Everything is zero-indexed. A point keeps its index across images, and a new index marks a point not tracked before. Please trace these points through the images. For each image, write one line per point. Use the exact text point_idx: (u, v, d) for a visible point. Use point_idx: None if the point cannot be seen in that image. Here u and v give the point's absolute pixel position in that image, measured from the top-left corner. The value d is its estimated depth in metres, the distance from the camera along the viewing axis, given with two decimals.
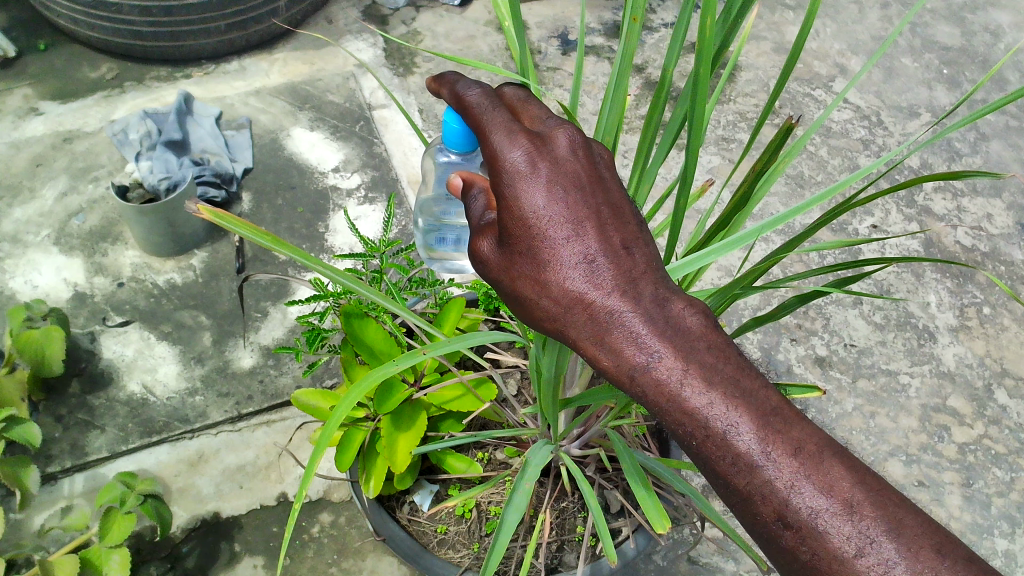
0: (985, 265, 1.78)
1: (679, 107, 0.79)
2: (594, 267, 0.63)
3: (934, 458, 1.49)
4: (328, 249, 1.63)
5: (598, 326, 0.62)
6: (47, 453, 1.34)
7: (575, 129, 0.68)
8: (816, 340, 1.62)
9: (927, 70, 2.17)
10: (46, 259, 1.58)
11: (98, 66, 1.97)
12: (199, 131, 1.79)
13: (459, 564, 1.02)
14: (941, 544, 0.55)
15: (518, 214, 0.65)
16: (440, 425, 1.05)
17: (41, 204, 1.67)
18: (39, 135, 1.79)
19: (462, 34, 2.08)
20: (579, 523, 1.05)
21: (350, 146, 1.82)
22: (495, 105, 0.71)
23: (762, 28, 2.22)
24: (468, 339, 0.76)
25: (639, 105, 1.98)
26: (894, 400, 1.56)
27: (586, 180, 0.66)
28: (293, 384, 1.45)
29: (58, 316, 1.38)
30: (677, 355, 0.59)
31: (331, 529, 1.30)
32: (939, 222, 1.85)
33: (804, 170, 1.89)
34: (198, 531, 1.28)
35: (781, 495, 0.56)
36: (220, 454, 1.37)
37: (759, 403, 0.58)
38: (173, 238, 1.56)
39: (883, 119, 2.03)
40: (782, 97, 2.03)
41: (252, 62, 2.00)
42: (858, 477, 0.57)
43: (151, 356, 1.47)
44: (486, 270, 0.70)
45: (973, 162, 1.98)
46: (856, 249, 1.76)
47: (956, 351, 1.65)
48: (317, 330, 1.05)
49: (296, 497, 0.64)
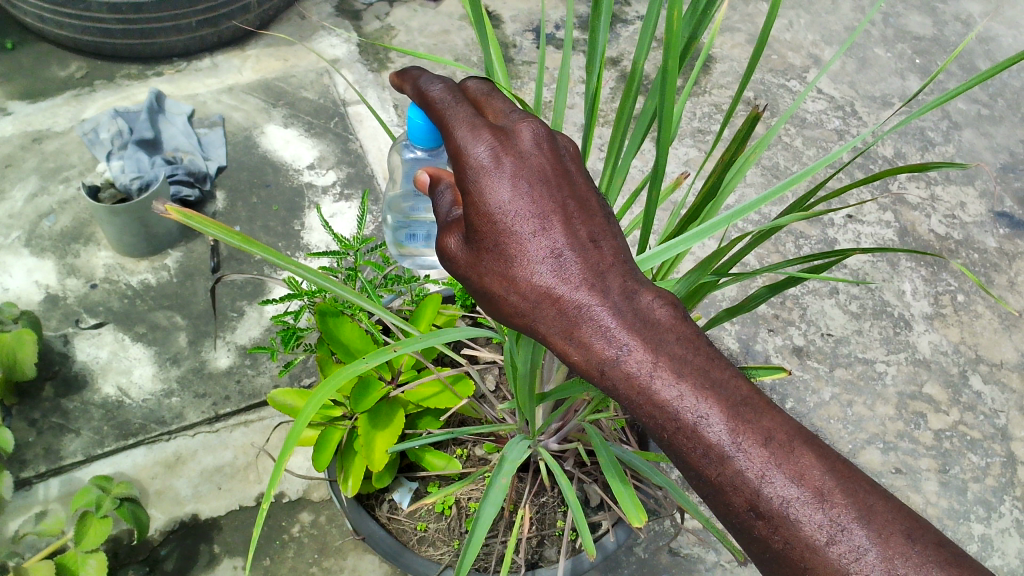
0: (957, 253, 1.81)
1: (650, 100, 0.79)
2: (562, 261, 0.63)
3: (912, 445, 1.52)
4: (304, 247, 1.62)
5: (567, 320, 0.62)
6: (21, 458, 1.32)
7: (539, 123, 0.68)
8: (794, 330, 1.64)
9: (900, 60, 2.20)
10: (17, 261, 1.56)
11: (67, 64, 1.93)
12: (171, 129, 1.77)
13: (439, 561, 1.02)
14: (911, 529, 0.56)
15: (484, 210, 0.65)
16: (418, 422, 1.05)
17: (11, 206, 1.64)
18: (8, 135, 1.76)
19: (437, 29, 2.07)
20: (559, 517, 1.06)
21: (325, 143, 1.81)
22: (458, 101, 0.71)
23: (736, 20, 2.23)
24: (442, 335, 0.76)
25: (615, 98, 1.99)
26: (871, 388, 1.58)
27: (552, 174, 0.66)
28: (271, 384, 1.44)
29: (30, 318, 1.36)
30: (646, 348, 0.60)
31: (312, 528, 1.29)
32: (913, 211, 1.88)
33: (779, 161, 1.90)
34: (177, 533, 1.27)
35: (752, 485, 0.57)
36: (198, 455, 1.35)
37: (728, 393, 0.58)
38: (147, 238, 1.54)
39: (856, 110, 2.05)
40: (757, 89, 2.04)
41: (224, 59, 1.98)
42: (827, 464, 0.58)
43: (125, 358, 1.45)
44: (453, 267, 0.69)
45: (946, 152, 2.01)
46: (831, 239, 1.79)
47: (931, 339, 1.67)
48: (293, 329, 1.03)
49: (265, 496, 0.63)
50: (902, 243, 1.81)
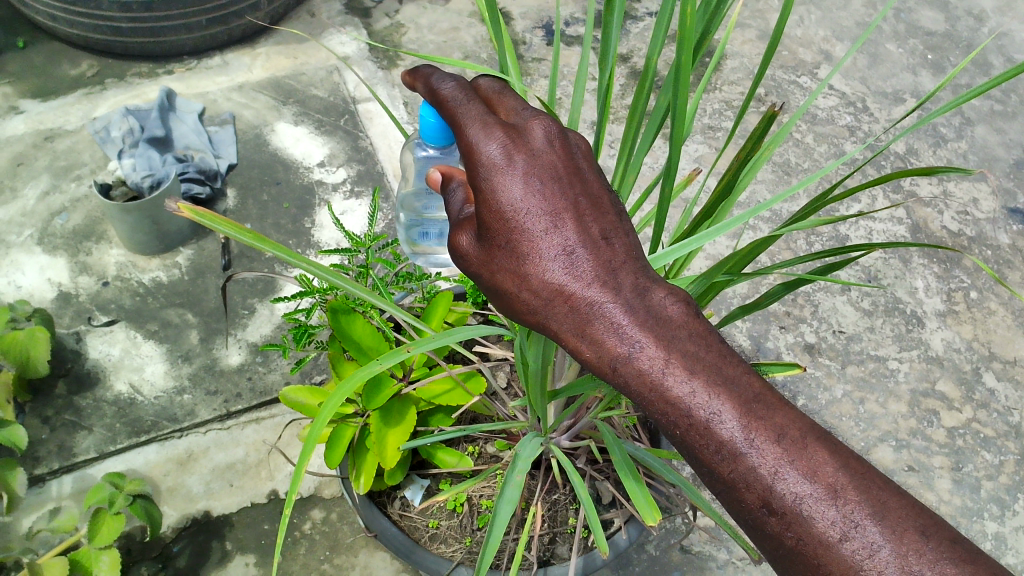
0: (971, 249, 1.79)
1: (663, 96, 0.78)
2: (573, 258, 0.63)
3: (924, 443, 1.50)
4: (315, 245, 1.62)
5: (579, 317, 0.62)
6: (35, 455, 1.33)
7: (551, 120, 0.67)
8: (805, 327, 1.63)
9: (912, 55, 2.18)
10: (29, 260, 1.56)
11: (78, 63, 1.94)
12: (182, 127, 1.77)
13: (451, 558, 1.01)
14: (925, 525, 0.55)
15: (495, 208, 0.64)
16: (430, 420, 1.04)
17: (23, 204, 1.65)
18: (20, 133, 1.77)
19: (446, 26, 2.07)
20: (571, 515, 1.06)
21: (335, 140, 1.81)
22: (470, 98, 0.71)
23: (747, 16, 2.21)
24: (454, 334, 0.76)
25: (625, 95, 1.98)
26: (884, 385, 1.57)
27: (563, 172, 0.66)
28: (282, 381, 1.44)
29: (43, 316, 1.37)
30: (658, 345, 0.59)
31: (323, 525, 1.29)
32: (925, 207, 1.86)
33: (790, 157, 1.89)
34: (189, 530, 1.28)
35: (765, 482, 0.56)
36: (210, 452, 1.36)
37: (741, 390, 0.58)
38: (158, 236, 1.55)
39: (868, 106, 2.04)
40: (768, 85, 2.03)
41: (234, 57, 1.98)
42: (841, 460, 0.57)
43: (137, 356, 1.45)
44: (465, 264, 0.69)
45: (958, 147, 1.99)
46: (843, 236, 1.77)
47: (944, 336, 1.66)
48: (305, 326, 1.03)
49: (287, 497, 0.63)
50: (915, 240, 1.79)
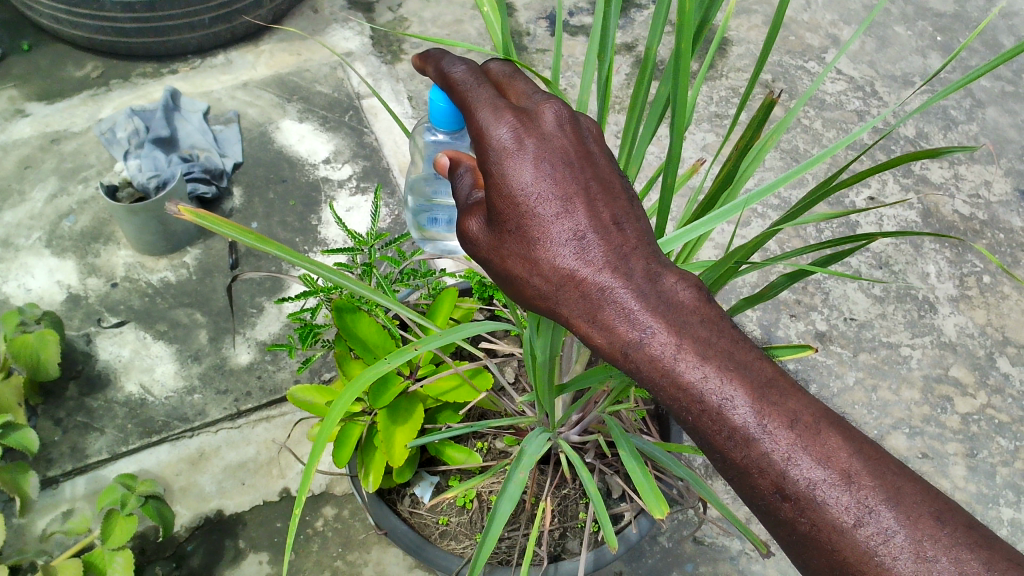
0: (983, 234, 1.77)
1: (664, 86, 0.77)
2: (584, 244, 0.62)
3: (938, 429, 1.49)
4: (321, 242, 1.62)
5: (590, 303, 0.61)
6: (48, 457, 1.34)
7: (562, 104, 0.66)
8: (816, 316, 1.61)
9: (921, 38, 2.14)
10: (38, 262, 1.57)
11: (83, 65, 1.94)
12: (187, 127, 1.77)
13: (461, 555, 1.02)
14: (940, 511, 0.54)
15: (507, 192, 0.64)
16: (438, 416, 1.05)
17: (31, 206, 1.65)
18: (26, 137, 1.77)
19: (449, 19, 2.05)
20: (581, 510, 1.06)
21: (339, 137, 1.80)
22: (481, 82, 0.70)
23: (753, 2, 2.19)
24: (458, 331, 0.76)
25: (629, 85, 1.96)
26: (896, 372, 1.55)
27: (574, 156, 0.65)
28: (292, 379, 1.45)
29: (52, 318, 1.37)
30: (670, 330, 0.58)
31: (336, 522, 1.30)
32: (937, 191, 1.83)
33: (798, 144, 1.87)
34: (202, 528, 1.29)
35: (778, 467, 0.55)
36: (221, 451, 1.37)
37: (754, 375, 0.57)
38: (164, 236, 1.55)
39: (877, 90, 2.01)
40: (774, 71, 2.00)
41: (238, 55, 1.98)
42: (855, 446, 0.56)
43: (147, 356, 1.46)
44: (476, 250, 0.69)
45: (969, 130, 1.96)
46: (853, 222, 1.76)
47: (956, 322, 1.64)
48: (310, 325, 1.02)
49: (298, 496, 0.64)
50: (926, 225, 1.77)
